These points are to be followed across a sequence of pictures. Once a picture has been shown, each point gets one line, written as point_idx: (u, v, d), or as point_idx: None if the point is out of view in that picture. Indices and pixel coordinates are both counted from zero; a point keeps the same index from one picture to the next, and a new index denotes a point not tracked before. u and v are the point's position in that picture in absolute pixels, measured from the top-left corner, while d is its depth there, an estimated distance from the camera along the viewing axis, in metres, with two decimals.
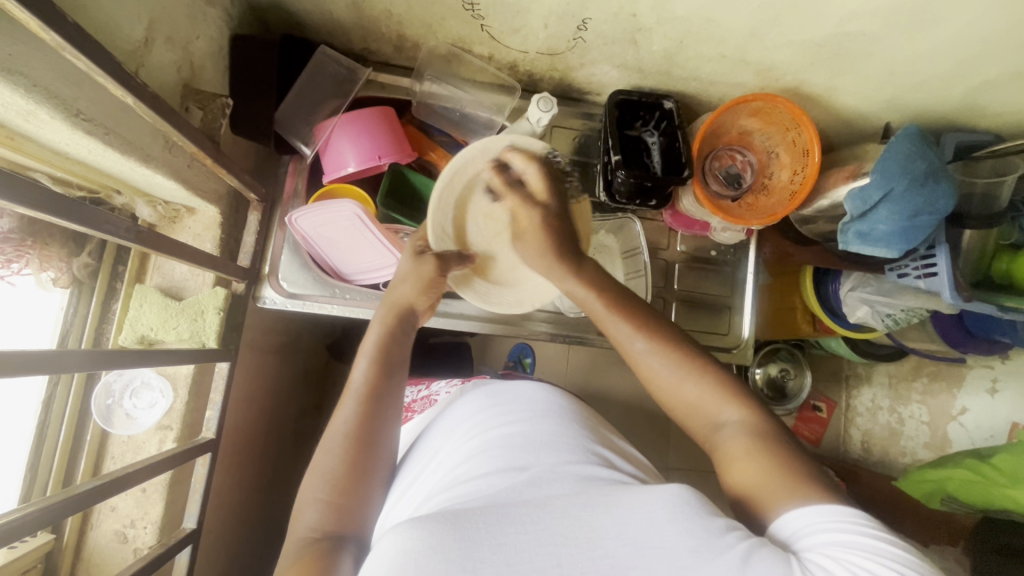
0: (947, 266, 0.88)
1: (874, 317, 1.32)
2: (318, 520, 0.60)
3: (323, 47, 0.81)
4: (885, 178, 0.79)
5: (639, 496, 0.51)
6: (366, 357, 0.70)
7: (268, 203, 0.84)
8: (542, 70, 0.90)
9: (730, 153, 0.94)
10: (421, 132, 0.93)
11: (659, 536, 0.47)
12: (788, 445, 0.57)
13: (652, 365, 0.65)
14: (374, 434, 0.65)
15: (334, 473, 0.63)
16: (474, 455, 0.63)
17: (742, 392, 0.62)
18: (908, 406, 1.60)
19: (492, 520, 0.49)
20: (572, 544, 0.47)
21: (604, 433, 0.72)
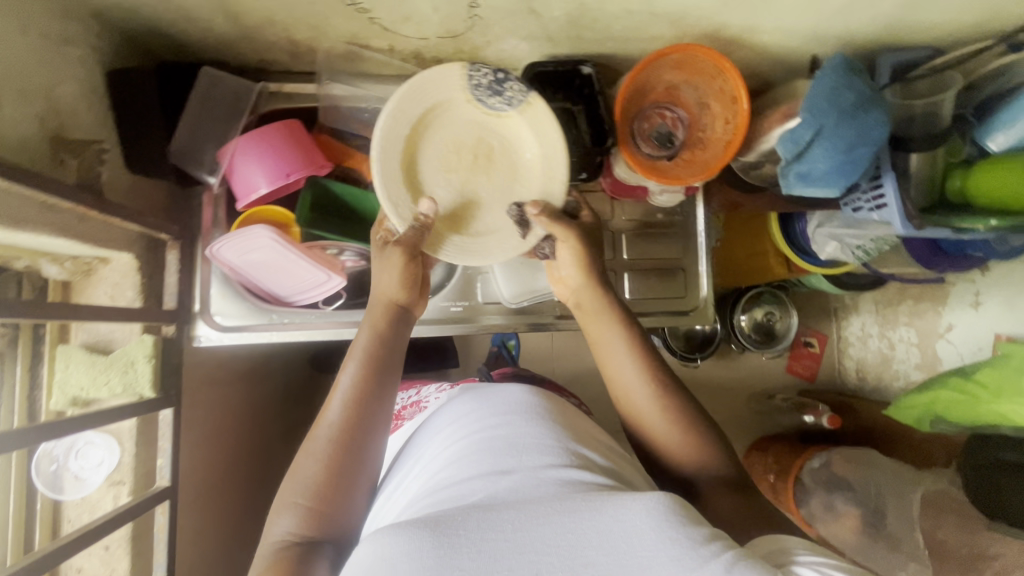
0: (895, 197, 0.84)
1: (844, 250, 1.29)
2: (295, 525, 0.60)
3: (206, 68, 0.78)
4: (814, 116, 0.75)
5: (624, 501, 0.49)
6: (354, 360, 0.69)
7: (186, 238, 0.81)
8: (449, 53, 0.85)
9: (659, 110, 0.90)
10: (334, 139, 0.88)
11: (641, 546, 0.46)
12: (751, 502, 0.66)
13: (624, 374, 0.72)
14: (360, 442, 0.64)
15: (314, 480, 0.62)
16: (461, 457, 0.63)
17: (716, 451, 0.69)
18: (896, 330, 1.60)
19: (474, 522, 0.48)
20: (552, 552, 0.46)
21: (586, 428, 0.72)
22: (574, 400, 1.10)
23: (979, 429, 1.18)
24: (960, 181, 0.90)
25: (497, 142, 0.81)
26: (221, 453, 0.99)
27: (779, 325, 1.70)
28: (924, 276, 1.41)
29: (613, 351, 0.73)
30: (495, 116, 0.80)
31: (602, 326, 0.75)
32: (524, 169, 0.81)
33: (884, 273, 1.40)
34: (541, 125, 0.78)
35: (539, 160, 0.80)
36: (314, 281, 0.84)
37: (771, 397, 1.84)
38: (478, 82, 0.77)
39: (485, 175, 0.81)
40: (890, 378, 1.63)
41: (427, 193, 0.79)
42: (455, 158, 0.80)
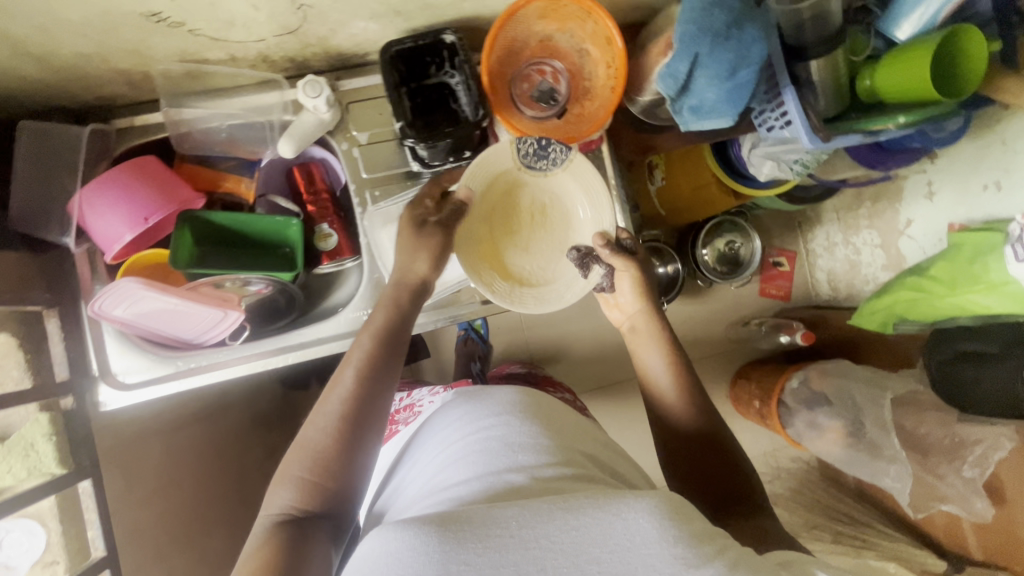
0: (797, 112, 0.78)
1: (783, 167, 1.26)
2: (295, 500, 0.61)
3: (25, 122, 0.72)
4: (687, 44, 0.69)
5: (628, 500, 0.47)
6: (367, 333, 0.70)
7: (67, 303, 0.77)
8: (298, 50, 0.78)
9: (537, 67, 0.83)
10: (201, 165, 0.84)
11: (645, 545, 0.44)
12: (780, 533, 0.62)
13: (659, 380, 0.75)
14: (365, 418, 0.64)
15: (319, 453, 0.62)
16: (460, 463, 0.64)
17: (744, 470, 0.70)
18: (859, 234, 1.55)
19: (481, 519, 0.47)
20: (557, 547, 0.45)
21: (580, 424, 0.76)
22: (567, 395, 1.10)
23: (941, 322, 1.16)
24: (870, 79, 0.84)
25: (550, 200, 0.84)
26: (187, 498, 0.97)
27: (743, 251, 1.62)
28: (868, 176, 1.38)
29: (652, 364, 0.75)
30: (535, 176, 0.82)
31: (648, 343, 0.77)
32: (575, 227, 0.84)
33: (831, 182, 1.35)
34: (591, 189, 0.81)
35: (592, 217, 0.83)
36: (214, 320, 0.81)
37: (746, 324, 1.75)
38: (525, 152, 0.80)
39: (544, 231, 0.85)
40: (861, 284, 1.58)
41: (502, 257, 0.84)
42: (516, 220, 0.84)
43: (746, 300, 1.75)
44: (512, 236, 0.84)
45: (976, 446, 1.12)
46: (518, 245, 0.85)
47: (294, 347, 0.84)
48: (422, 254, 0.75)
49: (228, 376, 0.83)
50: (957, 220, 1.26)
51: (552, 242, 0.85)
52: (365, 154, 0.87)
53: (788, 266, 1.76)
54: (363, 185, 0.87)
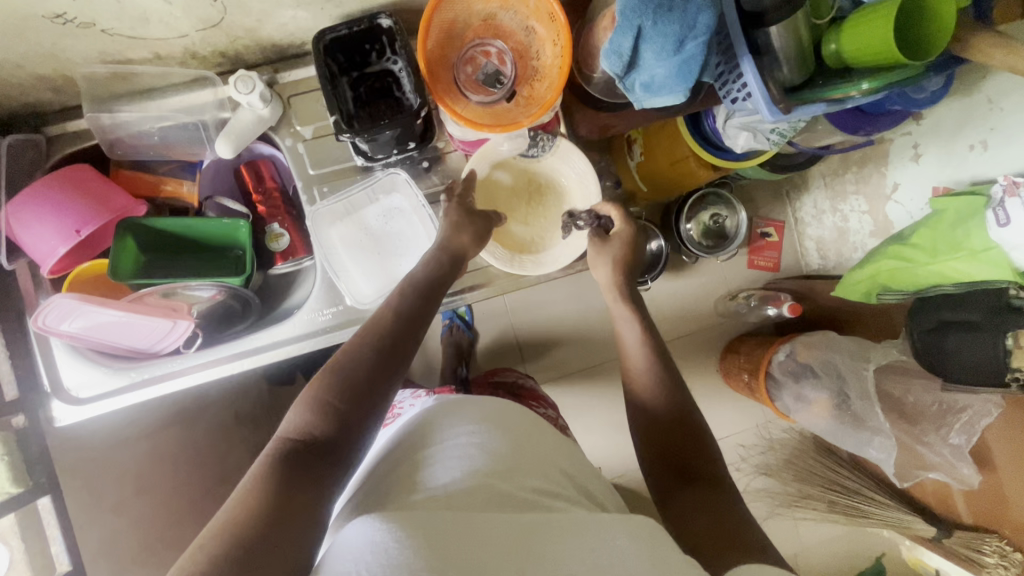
0: (756, 82, 0.74)
1: (760, 139, 1.19)
2: (308, 425, 0.58)
3: None
4: (628, 17, 0.65)
5: (610, 529, 0.53)
6: (414, 286, 0.72)
7: (11, 319, 0.76)
8: (226, 43, 0.74)
9: (482, 48, 0.78)
10: (138, 172, 0.80)
11: (621, 565, 0.49)
12: (738, 522, 0.61)
13: (639, 362, 0.73)
14: (396, 370, 0.64)
15: (347, 383, 0.60)
16: (439, 463, 0.63)
17: (716, 471, 0.66)
18: (846, 201, 1.49)
19: (480, 533, 0.50)
20: (541, 561, 0.48)
21: (539, 424, 0.75)
22: (550, 411, 1.08)
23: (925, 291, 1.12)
24: (835, 44, 0.79)
25: (544, 180, 0.90)
26: (173, 493, 0.97)
27: (729, 224, 1.54)
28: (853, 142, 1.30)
29: (630, 343, 0.75)
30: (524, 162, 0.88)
31: (628, 320, 0.76)
32: (566, 197, 0.89)
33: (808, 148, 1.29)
34: (572, 159, 0.87)
35: (580, 185, 0.87)
36: (166, 330, 0.79)
37: (733, 297, 1.63)
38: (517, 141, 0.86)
39: (540, 209, 0.90)
40: (850, 251, 1.52)
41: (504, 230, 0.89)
42: (514, 200, 0.90)
43: (733, 272, 1.66)
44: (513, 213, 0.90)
45: (964, 412, 1.12)
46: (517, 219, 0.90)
47: (249, 353, 0.83)
48: (451, 227, 0.78)
49: (183, 387, 0.82)
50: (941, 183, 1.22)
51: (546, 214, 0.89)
52: (310, 150, 0.84)
53: (777, 237, 1.67)
54: (310, 182, 0.84)
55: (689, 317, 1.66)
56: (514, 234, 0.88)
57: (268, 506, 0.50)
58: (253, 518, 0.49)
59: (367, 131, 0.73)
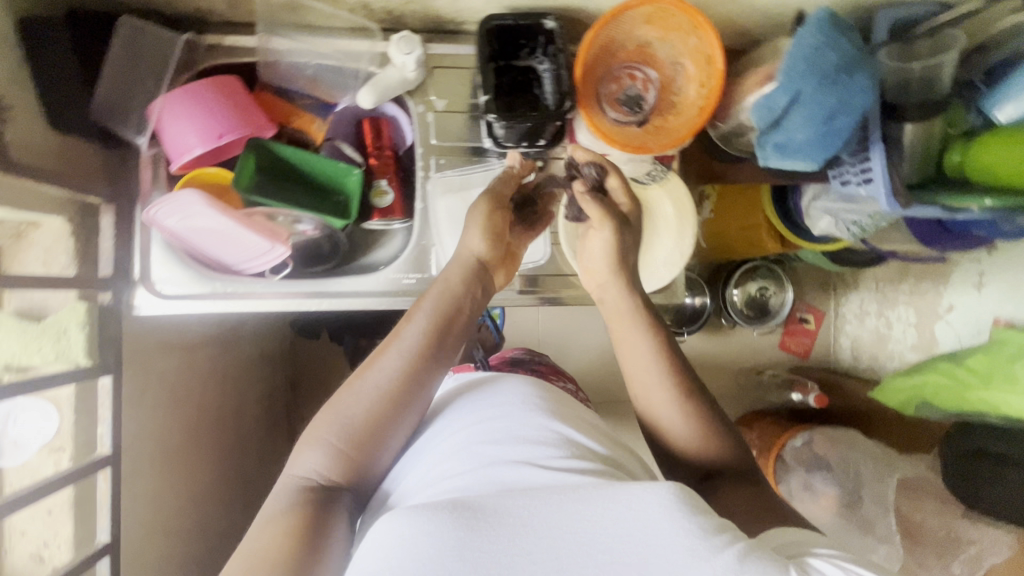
0: (882, 170, 0.76)
1: (838, 227, 1.19)
2: (322, 466, 0.61)
3: (124, 17, 0.71)
4: (791, 79, 0.68)
5: (635, 490, 0.47)
6: (423, 312, 0.67)
7: (123, 201, 0.78)
8: (399, 4, 0.78)
9: (629, 71, 0.82)
10: (277, 96, 0.84)
11: (656, 535, 0.43)
12: (767, 502, 0.64)
13: (662, 409, 0.69)
14: (408, 404, 0.63)
15: (352, 423, 0.61)
16: (460, 449, 0.59)
17: (738, 457, 0.69)
18: (894, 309, 1.49)
19: (493, 510, 0.46)
20: (569, 540, 0.44)
21: (580, 411, 0.71)
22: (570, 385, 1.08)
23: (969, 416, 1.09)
24: (960, 156, 0.81)
25: (644, 206, 0.90)
26: (188, 419, 0.97)
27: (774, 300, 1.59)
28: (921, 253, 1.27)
29: (649, 387, 0.70)
30: (634, 188, 0.89)
31: (641, 356, 0.71)
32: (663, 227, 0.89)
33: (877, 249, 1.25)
34: (680, 196, 0.89)
35: (676, 218, 0.89)
36: (259, 250, 0.81)
37: (760, 373, 1.67)
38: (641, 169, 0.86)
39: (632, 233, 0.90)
40: (885, 358, 1.52)
41: None
42: None
43: (767, 348, 1.67)
44: None
45: (972, 545, 1.09)
46: None
47: (329, 294, 0.84)
48: (478, 232, 0.74)
49: (259, 309, 0.83)
50: (1002, 315, 1.23)
51: (642, 239, 0.88)
52: (439, 122, 0.87)
53: (816, 326, 1.68)
54: (429, 151, 0.87)
55: (710, 379, 1.65)
56: None
57: (296, 546, 0.54)
58: (281, 555, 0.53)
59: (511, 118, 0.76)
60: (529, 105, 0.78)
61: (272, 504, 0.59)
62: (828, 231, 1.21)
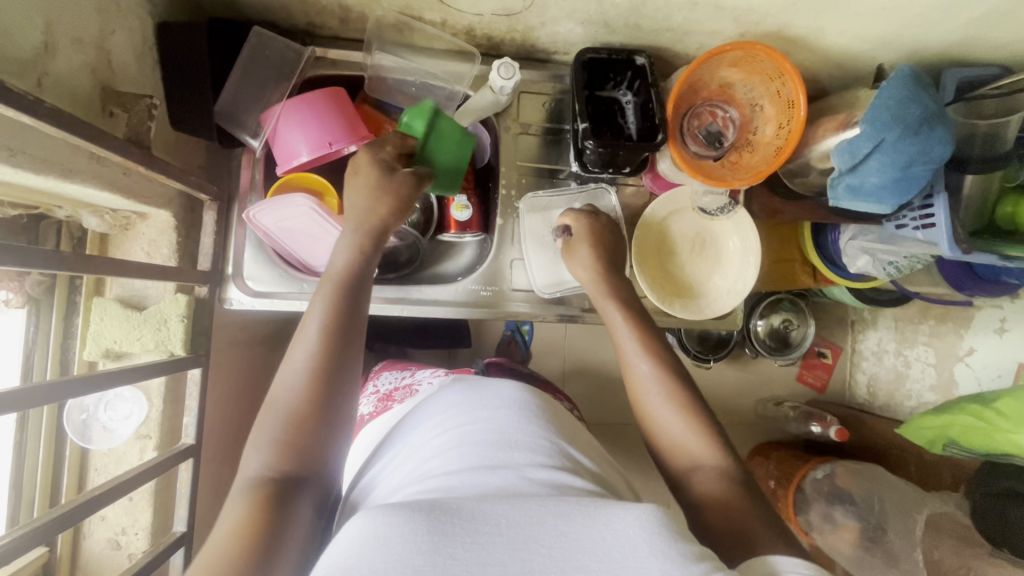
0: (945, 218, 0.80)
1: (874, 267, 1.05)
2: (266, 464, 0.55)
3: (257, 28, 0.75)
4: (875, 128, 0.73)
5: (616, 511, 0.44)
6: (327, 284, 0.65)
7: (224, 201, 0.81)
8: (501, 32, 0.83)
9: (711, 109, 0.88)
10: (377, 110, 0.88)
11: (632, 557, 0.40)
12: (761, 503, 0.56)
13: (649, 391, 0.66)
14: (336, 378, 0.59)
15: (292, 408, 0.56)
16: (447, 451, 0.56)
17: (723, 448, 0.61)
18: (913, 348, 1.35)
19: (470, 516, 0.43)
20: (545, 553, 0.41)
21: (583, 434, 0.66)
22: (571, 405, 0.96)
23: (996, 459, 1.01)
24: (1012, 207, 0.84)
25: (710, 238, 0.93)
26: (238, 414, 0.98)
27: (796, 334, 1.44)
28: (952, 297, 1.18)
29: (635, 371, 0.68)
30: (702, 218, 0.93)
31: (632, 346, 0.70)
32: (725, 260, 0.93)
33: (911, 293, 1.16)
34: (747, 231, 0.91)
35: (740, 251, 0.92)
36: None
37: (778, 404, 1.56)
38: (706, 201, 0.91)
39: (698, 262, 0.93)
40: (903, 398, 1.38)
41: (659, 271, 0.92)
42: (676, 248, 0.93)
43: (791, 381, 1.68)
44: (671, 259, 0.93)
45: None
46: (673, 263, 0.93)
47: (411, 301, 0.87)
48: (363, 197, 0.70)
49: None
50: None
51: (703, 268, 0.93)
52: (523, 144, 0.91)
53: (832, 360, 1.57)
54: (513, 170, 0.91)
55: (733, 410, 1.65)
56: (666, 277, 0.92)
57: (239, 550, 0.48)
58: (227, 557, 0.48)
59: (608, 144, 0.79)
60: (617, 134, 0.83)
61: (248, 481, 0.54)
62: (865, 271, 1.07)
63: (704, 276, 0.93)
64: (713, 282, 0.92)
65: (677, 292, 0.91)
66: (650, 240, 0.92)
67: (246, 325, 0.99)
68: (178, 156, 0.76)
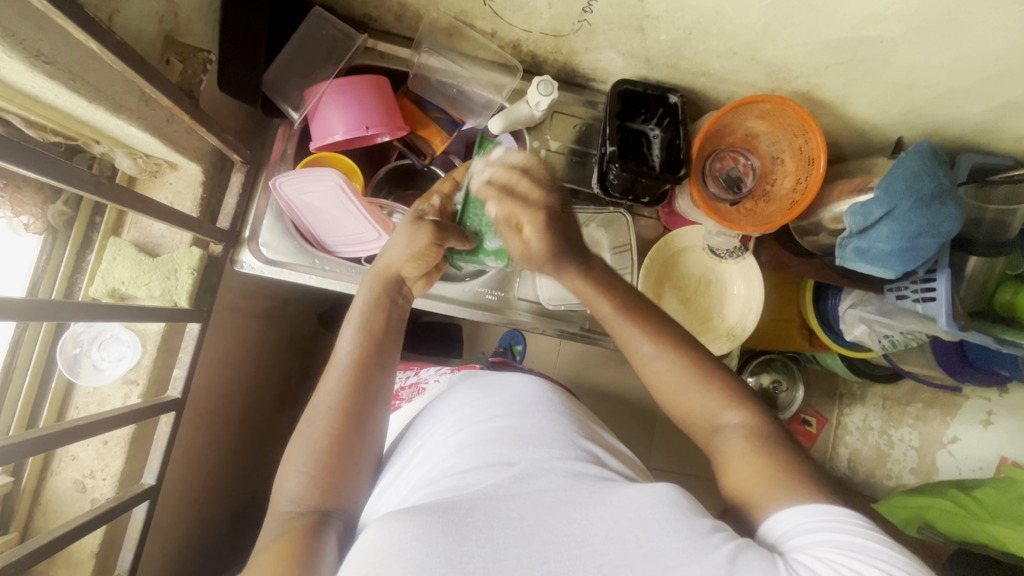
0: (946, 293, 0.82)
1: (870, 337, 1.05)
2: (301, 494, 0.59)
3: (317, 9, 0.79)
4: (890, 195, 0.76)
5: (629, 494, 0.50)
6: (352, 326, 0.68)
7: (253, 165, 0.83)
8: (546, 51, 0.87)
9: (734, 155, 0.91)
10: (416, 106, 0.91)
11: (646, 538, 0.46)
12: (786, 450, 0.58)
13: (658, 368, 0.66)
14: (357, 417, 0.64)
15: (317, 447, 0.61)
16: (462, 447, 0.59)
17: (742, 397, 0.63)
18: (898, 429, 1.30)
19: (485, 518, 0.47)
20: (559, 543, 0.46)
21: (599, 430, 0.69)
22: None
23: (969, 547, 0.99)
24: (1011, 295, 0.86)
25: (715, 279, 0.95)
26: (225, 382, 0.98)
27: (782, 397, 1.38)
28: (940, 380, 1.15)
29: (634, 349, 0.68)
30: (711, 258, 0.94)
31: (627, 330, 0.68)
32: (729, 302, 0.94)
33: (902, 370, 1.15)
34: (752, 277, 0.92)
35: (745, 297, 0.93)
36: (362, 236, 0.82)
37: None
38: (718, 242, 0.93)
39: (702, 301, 0.94)
40: (882, 477, 1.31)
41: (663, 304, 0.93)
42: (681, 283, 0.95)
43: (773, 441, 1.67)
44: (677, 292, 0.94)
45: None
46: (679, 297, 0.94)
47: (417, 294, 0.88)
48: (403, 247, 0.71)
49: (349, 292, 0.85)
50: (1007, 457, 1.15)
51: (705, 307, 0.94)
52: (549, 160, 0.94)
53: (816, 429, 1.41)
54: None
55: None
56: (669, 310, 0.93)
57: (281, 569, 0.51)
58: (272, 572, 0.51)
59: (630, 170, 0.81)
60: (642, 163, 0.85)
61: (283, 517, 0.58)
62: (859, 339, 1.07)
63: (705, 315, 0.94)
64: (712, 321, 0.93)
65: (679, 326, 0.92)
66: (659, 272, 0.94)
67: (249, 293, 1.00)
68: (218, 115, 0.79)
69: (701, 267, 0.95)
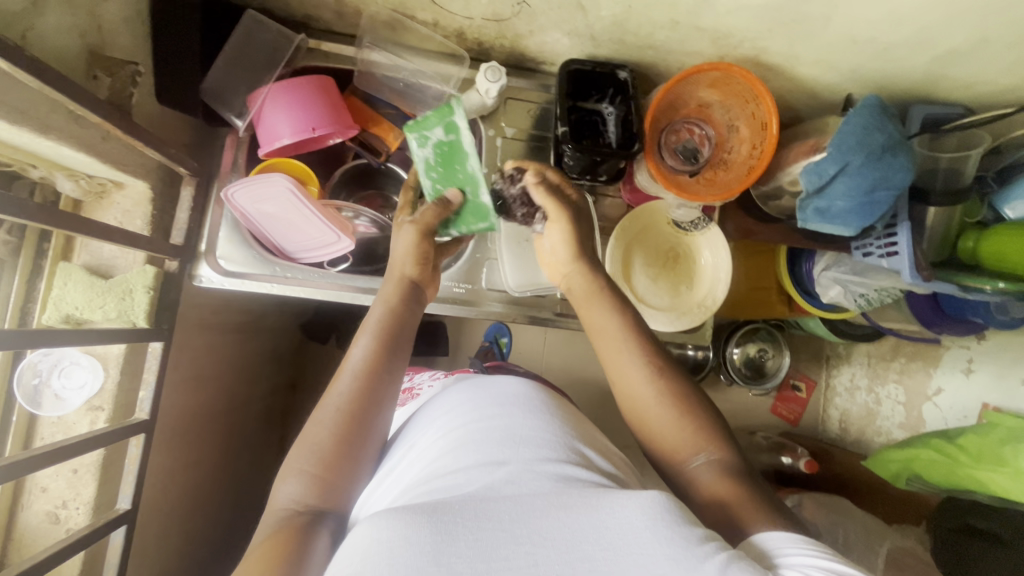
0: (907, 245, 0.81)
1: (846, 298, 1.05)
2: (301, 493, 0.58)
3: (250, 11, 0.78)
4: (842, 151, 0.76)
5: (620, 499, 0.49)
6: (367, 334, 0.67)
7: (202, 177, 0.82)
8: (491, 37, 0.86)
9: (689, 126, 0.91)
10: (365, 104, 0.89)
11: (639, 546, 0.45)
12: (757, 489, 0.59)
13: (640, 390, 0.67)
14: (364, 421, 0.62)
15: (321, 448, 0.60)
16: (452, 449, 0.59)
17: (716, 436, 0.64)
18: (884, 386, 1.31)
19: (475, 516, 0.47)
20: (550, 545, 0.45)
21: (595, 432, 0.68)
22: None
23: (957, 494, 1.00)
24: (973, 242, 0.85)
25: (682, 252, 0.95)
26: (202, 400, 0.96)
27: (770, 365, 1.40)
28: (921, 333, 1.15)
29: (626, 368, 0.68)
30: (676, 231, 0.95)
31: (610, 348, 0.70)
32: (699, 274, 0.94)
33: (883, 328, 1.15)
34: (719, 247, 0.92)
35: (713, 267, 0.93)
36: (322, 239, 0.81)
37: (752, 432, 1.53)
38: (683, 215, 0.93)
39: (673, 275, 0.95)
40: (872, 435, 1.33)
41: (636, 283, 0.93)
42: (651, 259, 0.95)
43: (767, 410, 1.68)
44: (647, 270, 0.94)
45: None
46: (651, 273, 0.94)
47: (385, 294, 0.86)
48: (405, 251, 0.72)
49: (315, 298, 0.84)
50: (990, 402, 1.08)
51: (676, 280, 0.94)
52: (508, 147, 0.93)
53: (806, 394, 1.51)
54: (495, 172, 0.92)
55: None
56: (639, 288, 0.93)
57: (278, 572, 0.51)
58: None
59: (585, 149, 0.80)
60: (597, 142, 0.84)
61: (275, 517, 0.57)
62: (836, 301, 1.07)
63: (676, 289, 0.94)
64: (684, 295, 0.93)
65: (654, 304, 0.92)
66: (630, 253, 0.94)
67: (219, 308, 0.98)
68: (161, 129, 0.77)
69: (667, 243, 0.95)
